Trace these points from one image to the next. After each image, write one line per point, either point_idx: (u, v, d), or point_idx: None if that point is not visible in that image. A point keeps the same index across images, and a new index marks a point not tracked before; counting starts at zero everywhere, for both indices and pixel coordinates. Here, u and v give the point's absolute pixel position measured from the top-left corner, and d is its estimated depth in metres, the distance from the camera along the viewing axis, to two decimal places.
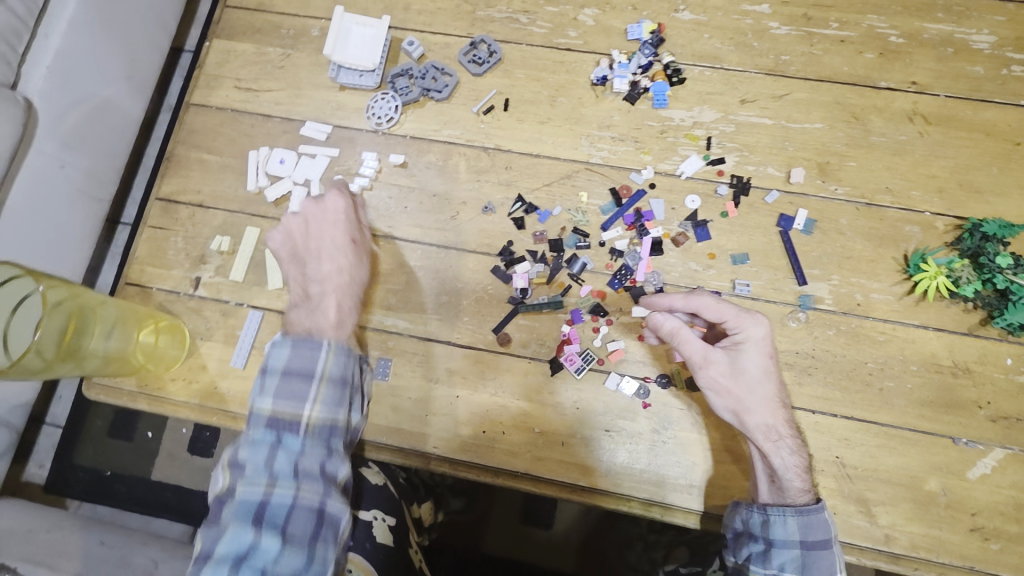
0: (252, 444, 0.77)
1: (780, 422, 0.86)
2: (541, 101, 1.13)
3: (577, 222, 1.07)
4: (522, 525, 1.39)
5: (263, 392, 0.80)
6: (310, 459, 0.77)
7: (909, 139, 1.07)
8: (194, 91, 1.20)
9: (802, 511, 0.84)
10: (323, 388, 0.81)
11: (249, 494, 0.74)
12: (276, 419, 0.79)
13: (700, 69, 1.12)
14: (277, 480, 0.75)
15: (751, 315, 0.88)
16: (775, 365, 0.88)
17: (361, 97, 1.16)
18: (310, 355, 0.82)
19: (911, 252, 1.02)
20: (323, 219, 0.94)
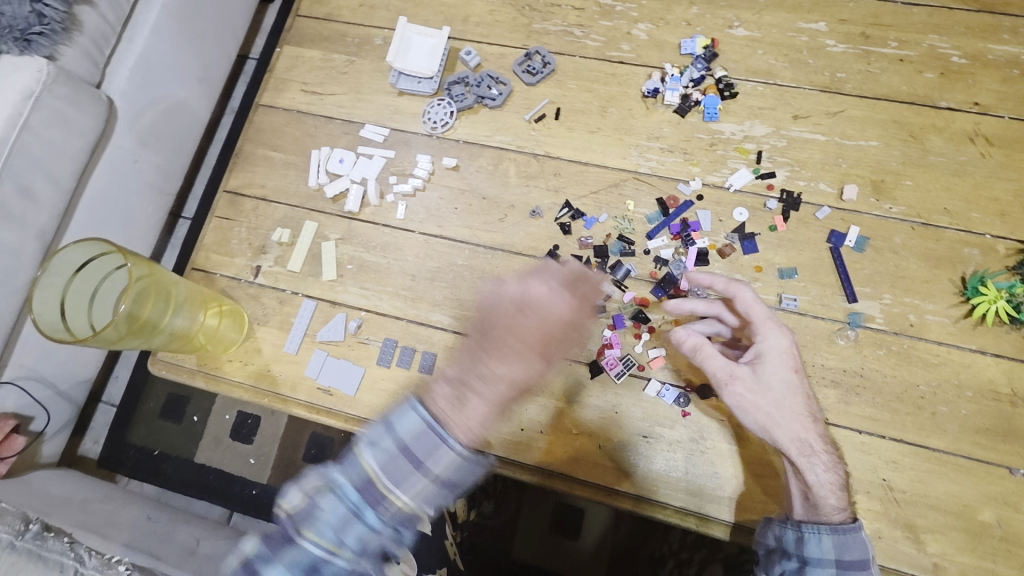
0: (336, 499, 0.79)
1: (810, 436, 0.85)
2: (592, 111, 1.16)
3: (622, 229, 1.09)
4: (552, 535, 1.40)
5: (374, 450, 0.80)
6: (377, 539, 0.79)
7: (970, 160, 1.04)
8: (264, 93, 1.28)
9: (839, 529, 0.81)
10: (427, 482, 0.80)
11: (313, 551, 0.78)
12: (369, 485, 0.79)
13: (752, 84, 1.13)
14: (342, 550, 0.78)
15: (776, 326, 0.88)
16: (801, 376, 0.87)
17: (418, 102, 1.21)
18: (435, 449, 0.81)
19: (969, 274, 0.99)
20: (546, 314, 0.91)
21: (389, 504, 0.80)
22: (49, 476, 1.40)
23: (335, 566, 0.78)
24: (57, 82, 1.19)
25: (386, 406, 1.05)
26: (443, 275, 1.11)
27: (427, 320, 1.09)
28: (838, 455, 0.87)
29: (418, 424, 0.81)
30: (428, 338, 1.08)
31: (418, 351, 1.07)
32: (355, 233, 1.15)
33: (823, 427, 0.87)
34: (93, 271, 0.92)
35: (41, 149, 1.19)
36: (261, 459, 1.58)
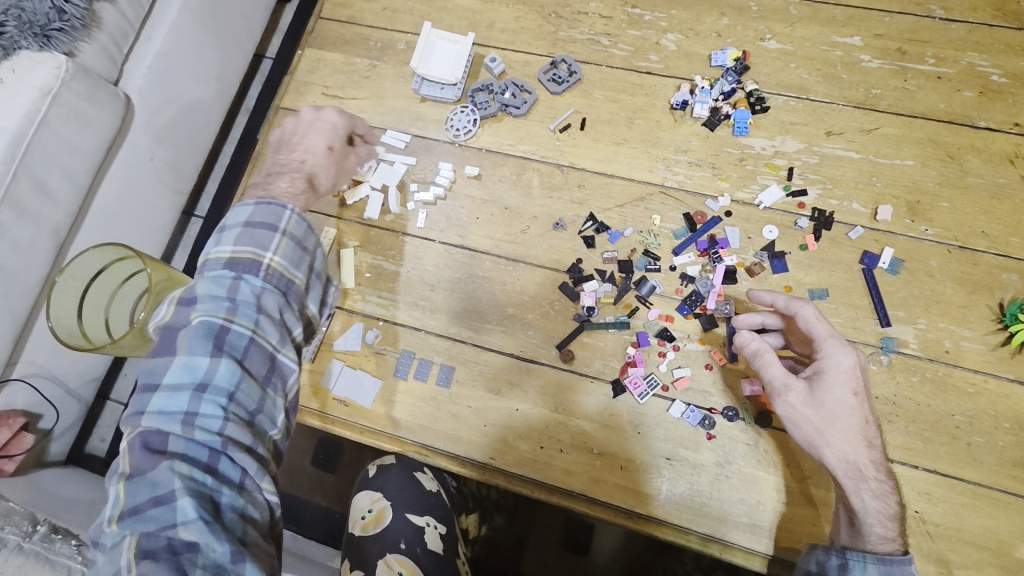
0: (211, 279, 0.74)
1: (863, 459, 0.81)
2: (618, 122, 1.14)
3: (648, 244, 1.06)
4: (563, 552, 1.36)
5: (221, 240, 0.77)
6: (272, 302, 0.75)
7: (1009, 182, 1.01)
8: (284, 96, 1.27)
9: (886, 560, 0.78)
10: (286, 241, 0.78)
11: (210, 321, 0.70)
12: (235, 259, 0.76)
13: (784, 98, 1.10)
14: (237, 315, 0.72)
15: (840, 344, 0.84)
16: (862, 400, 0.83)
17: (440, 109, 1.19)
18: (277, 211, 0.79)
19: (1008, 301, 0.96)
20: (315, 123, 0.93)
21: (264, 272, 0.75)
22: (55, 475, 1.39)
23: (236, 332, 0.71)
24: (75, 79, 1.18)
25: (401, 419, 1.03)
26: (463, 286, 1.09)
27: (446, 331, 1.07)
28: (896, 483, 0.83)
29: (248, 209, 0.79)
30: (447, 349, 1.06)
31: (435, 363, 1.05)
32: (374, 241, 1.13)
33: (881, 454, 0.83)
34: (125, 267, 0.92)
35: (59, 146, 1.18)
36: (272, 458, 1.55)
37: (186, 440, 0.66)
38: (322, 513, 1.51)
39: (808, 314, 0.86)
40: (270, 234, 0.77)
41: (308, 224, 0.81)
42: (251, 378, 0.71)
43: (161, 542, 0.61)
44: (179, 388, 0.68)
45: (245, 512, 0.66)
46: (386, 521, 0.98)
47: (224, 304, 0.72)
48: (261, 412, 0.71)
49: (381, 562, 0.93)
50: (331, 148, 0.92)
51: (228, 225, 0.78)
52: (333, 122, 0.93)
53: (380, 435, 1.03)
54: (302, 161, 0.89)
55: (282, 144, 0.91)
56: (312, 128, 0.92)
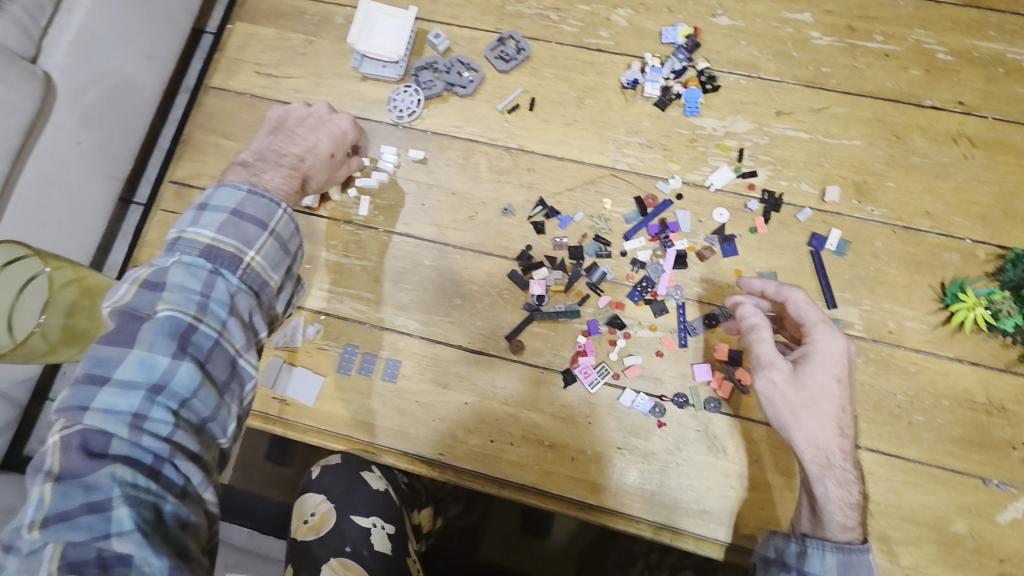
0: (187, 268, 0.70)
1: (834, 446, 0.81)
2: (568, 102, 1.10)
3: (598, 230, 1.03)
4: (523, 536, 1.35)
5: (200, 224, 0.74)
6: (244, 302, 0.72)
7: (953, 161, 1.02)
8: (213, 74, 1.17)
9: (844, 548, 0.78)
10: (271, 242, 0.76)
11: (176, 319, 0.66)
12: (213, 250, 0.72)
13: (735, 77, 1.08)
14: (206, 315, 0.68)
15: (830, 330, 0.83)
16: (844, 388, 0.82)
17: (382, 88, 1.13)
18: (271, 209, 0.77)
19: (949, 281, 0.97)
20: (321, 121, 0.93)
21: (243, 271, 0.73)
22: None
23: (203, 332, 0.67)
24: None
25: (347, 416, 1.00)
26: (409, 275, 1.05)
27: (392, 324, 1.03)
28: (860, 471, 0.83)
29: (236, 197, 0.76)
30: (393, 343, 1.02)
31: (381, 357, 1.01)
32: (315, 230, 1.07)
33: (852, 443, 0.83)
34: (11, 276, 0.85)
35: None
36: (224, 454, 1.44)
37: (131, 443, 0.60)
38: (276, 509, 1.47)
39: (797, 300, 0.86)
40: (257, 232, 0.75)
41: (296, 227, 0.81)
42: (212, 383, 0.67)
43: (92, 553, 0.55)
44: (133, 385, 0.62)
45: (187, 522, 0.61)
46: (330, 525, 0.97)
47: (196, 301, 0.68)
48: (214, 419, 0.67)
49: (326, 567, 0.91)
50: (332, 156, 0.93)
51: (211, 208, 0.75)
52: (341, 132, 0.94)
53: (326, 435, 0.99)
54: (301, 159, 0.89)
55: (285, 133, 0.91)
56: (320, 129, 0.93)
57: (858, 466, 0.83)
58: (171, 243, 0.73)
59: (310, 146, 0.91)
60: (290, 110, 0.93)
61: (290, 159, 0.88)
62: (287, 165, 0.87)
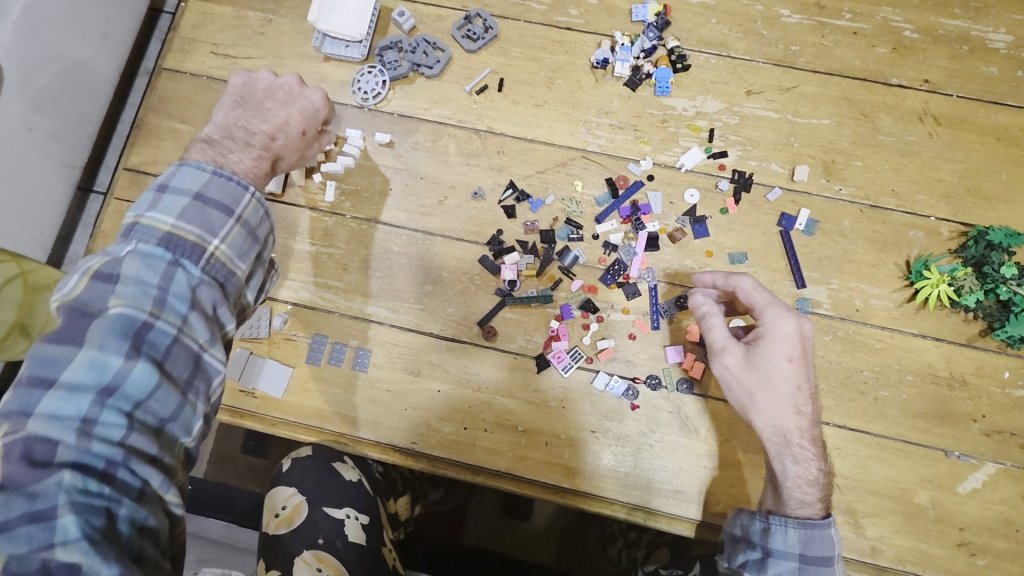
0: (142, 259, 0.66)
1: (791, 426, 0.83)
2: (537, 82, 1.07)
3: (570, 213, 1.02)
4: (504, 519, 1.36)
5: (160, 209, 0.70)
6: (207, 294, 0.69)
7: (918, 140, 1.03)
8: (167, 55, 1.12)
9: (805, 524, 0.82)
10: (237, 230, 0.73)
11: (130, 315, 0.63)
12: (173, 239, 0.69)
13: (705, 56, 1.06)
14: (163, 311, 0.65)
15: (780, 310, 0.84)
16: (797, 367, 0.84)
17: (346, 69, 1.09)
18: (237, 194, 0.74)
19: (914, 258, 0.98)
20: (291, 95, 0.89)
21: (206, 261, 0.70)
22: None
23: (161, 329, 0.64)
24: None
25: (317, 407, 0.98)
26: (378, 263, 1.02)
27: (362, 312, 1.00)
28: (823, 448, 0.85)
29: (199, 180, 0.73)
30: (363, 332, 1.00)
31: (351, 347, 0.99)
32: (278, 217, 1.04)
33: (812, 421, 0.84)
34: None
35: None
36: None
37: (79, 449, 0.57)
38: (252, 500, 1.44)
39: (744, 284, 0.87)
40: (223, 220, 0.72)
41: (265, 214, 0.78)
42: (170, 382, 0.64)
43: (34, 566, 0.51)
44: (81, 387, 0.59)
45: (145, 526, 0.58)
46: (301, 517, 0.95)
47: (152, 296, 0.65)
48: (174, 420, 0.64)
49: (298, 558, 0.90)
50: (304, 134, 0.90)
51: (172, 189, 0.71)
52: (313, 107, 0.90)
53: (296, 426, 0.98)
54: (271, 137, 0.85)
55: (251, 108, 0.86)
56: (290, 104, 0.88)
57: (819, 442, 0.85)
58: (128, 229, 0.69)
59: (280, 123, 0.86)
60: (255, 81, 0.88)
61: (259, 138, 0.84)
62: (257, 144, 0.83)
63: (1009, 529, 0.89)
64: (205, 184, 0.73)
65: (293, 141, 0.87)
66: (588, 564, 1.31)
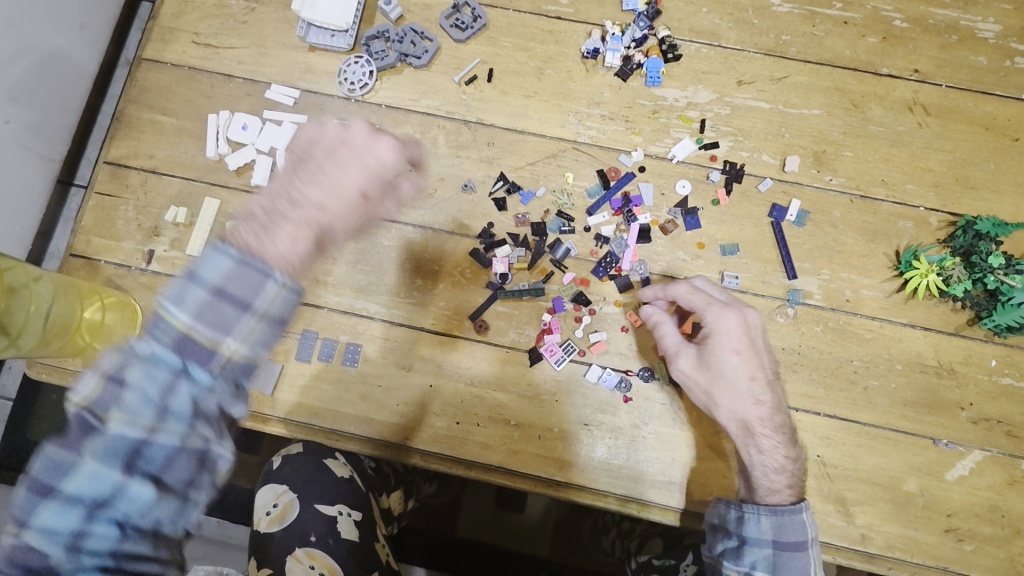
0: (147, 367, 0.62)
1: (753, 417, 0.86)
2: (527, 73, 1.06)
3: (561, 205, 1.01)
4: (498, 511, 1.36)
5: (182, 300, 0.63)
6: (211, 400, 0.63)
7: (908, 130, 1.03)
8: (146, 45, 1.08)
9: (776, 510, 0.84)
10: (256, 325, 0.65)
11: (128, 434, 0.61)
12: (186, 340, 0.63)
13: (696, 46, 1.05)
14: (165, 422, 0.62)
15: (720, 307, 0.87)
16: (746, 358, 0.86)
17: (332, 59, 1.06)
18: (258, 282, 0.64)
19: (903, 249, 0.99)
20: (353, 152, 0.77)
21: (219, 361, 0.64)
22: None
23: (162, 443, 0.62)
24: None
25: (308, 404, 0.97)
26: (367, 257, 1.01)
27: (351, 307, 0.99)
28: (788, 433, 0.88)
29: (225, 265, 0.64)
30: (353, 327, 0.98)
31: (342, 342, 0.98)
32: None
33: (774, 409, 0.87)
34: None
35: None
36: None
37: (74, 554, 0.60)
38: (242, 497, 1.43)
39: (683, 288, 0.90)
40: (238, 317, 0.63)
41: (294, 300, 0.67)
42: (167, 489, 0.62)
43: None
44: (77, 500, 0.60)
45: None
46: (293, 515, 0.94)
47: (151, 410, 0.61)
48: (169, 523, 0.63)
49: (291, 557, 0.90)
50: (364, 198, 0.76)
51: (199, 276, 0.63)
52: (378, 167, 0.77)
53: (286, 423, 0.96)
54: (323, 207, 0.73)
55: (312, 170, 0.75)
56: (352, 165, 0.76)
57: (784, 429, 0.87)
58: (149, 319, 0.64)
59: (338, 187, 0.74)
60: (319, 135, 0.77)
61: (307, 208, 0.72)
62: (302, 216, 0.71)
63: (995, 515, 0.91)
64: (230, 274, 0.64)
65: (344, 210, 0.74)
66: (581, 554, 1.33)
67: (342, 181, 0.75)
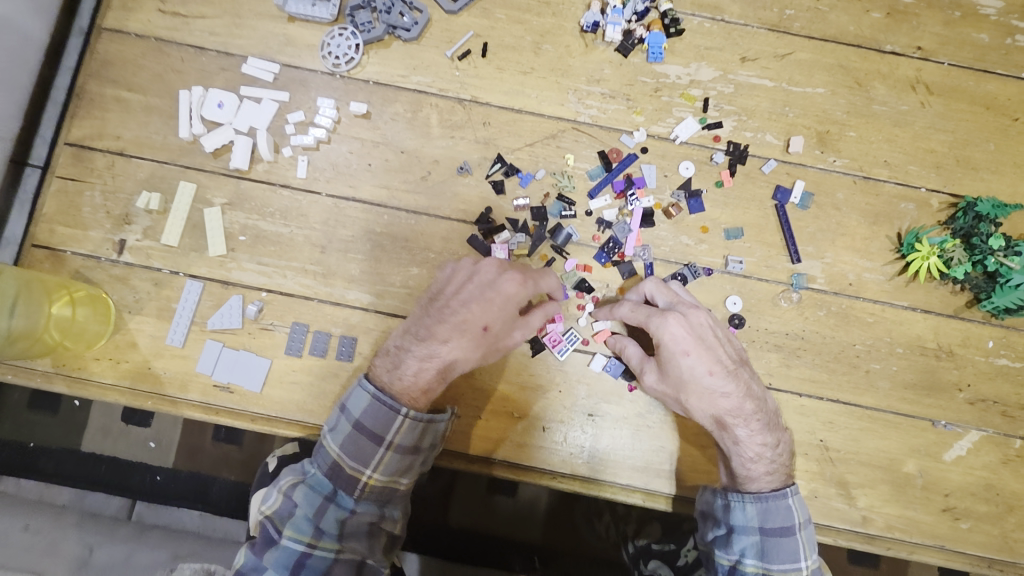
0: (309, 490, 0.78)
1: (720, 413, 0.83)
2: (523, 47, 1.00)
3: (562, 187, 0.97)
4: (488, 495, 1.29)
5: (335, 432, 0.81)
6: (360, 517, 0.79)
7: (910, 109, 1.01)
8: (105, 12, 0.98)
9: (760, 497, 0.82)
10: (389, 454, 0.79)
11: (294, 546, 0.74)
12: (338, 469, 0.80)
13: (699, 20, 1.01)
14: (321, 539, 0.76)
15: (660, 316, 0.84)
16: (699, 360, 0.83)
17: (313, 31, 0.99)
18: (389, 420, 0.79)
19: (905, 231, 0.98)
20: (478, 287, 0.83)
21: (364, 486, 0.80)
22: None
23: (319, 557, 0.75)
24: None
25: (300, 400, 0.92)
26: (359, 245, 0.96)
27: (344, 299, 0.94)
28: (762, 418, 0.83)
29: (363, 401, 0.80)
30: (346, 320, 0.94)
31: (334, 335, 0.93)
32: (246, 196, 0.96)
33: (741, 399, 0.83)
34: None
35: None
36: (164, 442, 1.28)
37: None
38: None
39: (627, 307, 0.89)
40: (374, 450, 0.79)
41: (418, 429, 0.80)
42: None
43: None
44: None
45: None
46: None
47: (311, 527, 0.76)
48: None
49: None
50: (485, 330, 0.83)
51: (347, 412, 0.81)
52: (496, 302, 0.82)
53: (277, 421, 0.92)
54: (447, 344, 0.81)
55: (439, 307, 0.83)
56: (474, 300, 0.82)
57: (757, 415, 0.83)
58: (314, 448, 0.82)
59: (459, 323, 0.81)
60: (451, 277, 0.86)
61: (431, 344, 0.81)
62: (424, 354, 0.81)
63: (990, 494, 0.93)
64: (366, 410, 0.80)
65: (463, 347, 0.82)
66: (574, 537, 1.28)
67: (463, 319, 0.81)
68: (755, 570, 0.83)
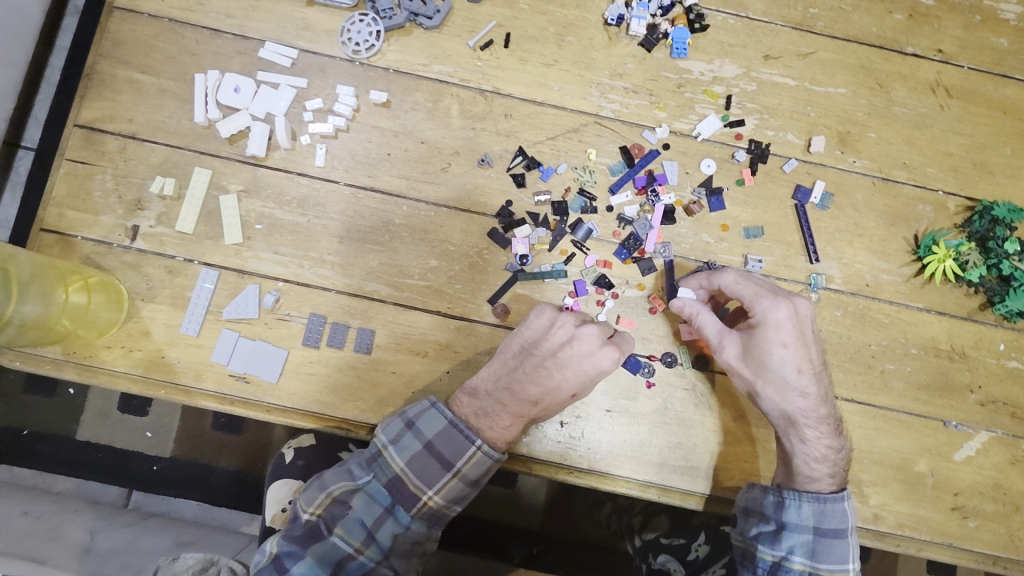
0: (368, 498, 0.78)
1: (796, 408, 0.84)
2: (547, 39, 0.98)
3: (583, 182, 0.97)
4: (486, 485, 1.26)
5: (403, 450, 0.79)
6: (407, 535, 0.79)
7: (930, 112, 1.01)
8: None
9: (819, 498, 0.83)
10: (454, 483, 0.79)
11: (341, 549, 0.75)
12: (399, 485, 0.79)
13: (723, 16, 1.00)
14: (368, 548, 0.77)
15: (771, 299, 0.84)
16: (795, 351, 0.83)
17: (333, 16, 0.97)
18: (463, 449, 0.79)
19: (922, 233, 0.98)
20: (578, 352, 0.82)
21: (421, 505, 0.79)
22: None
23: (362, 564, 0.76)
24: None
25: (316, 392, 0.91)
26: (379, 235, 0.94)
27: (361, 289, 0.93)
28: (833, 424, 0.85)
29: (440, 425, 0.80)
30: (364, 311, 0.93)
31: (352, 327, 0.92)
32: (263, 184, 0.94)
33: (818, 402, 0.84)
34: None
35: None
36: (162, 431, 1.26)
37: None
38: None
39: (731, 278, 0.88)
40: (443, 479, 0.78)
41: (487, 465, 0.80)
42: None
43: None
44: None
45: None
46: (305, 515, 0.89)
47: (363, 534, 0.77)
48: None
49: None
50: (573, 395, 0.83)
51: (417, 432, 0.80)
52: (593, 373, 0.82)
53: (292, 413, 0.91)
54: (536, 405, 0.82)
55: (535, 364, 0.82)
56: (571, 366, 0.81)
57: (828, 420, 0.85)
58: (373, 456, 0.80)
59: (552, 388, 0.81)
60: (549, 330, 0.84)
61: (523, 403, 0.81)
62: (516, 411, 0.81)
63: (997, 493, 0.95)
64: (441, 435, 0.80)
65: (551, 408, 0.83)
66: (571, 526, 1.27)
67: (556, 385, 0.81)
68: (801, 568, 0.84)
